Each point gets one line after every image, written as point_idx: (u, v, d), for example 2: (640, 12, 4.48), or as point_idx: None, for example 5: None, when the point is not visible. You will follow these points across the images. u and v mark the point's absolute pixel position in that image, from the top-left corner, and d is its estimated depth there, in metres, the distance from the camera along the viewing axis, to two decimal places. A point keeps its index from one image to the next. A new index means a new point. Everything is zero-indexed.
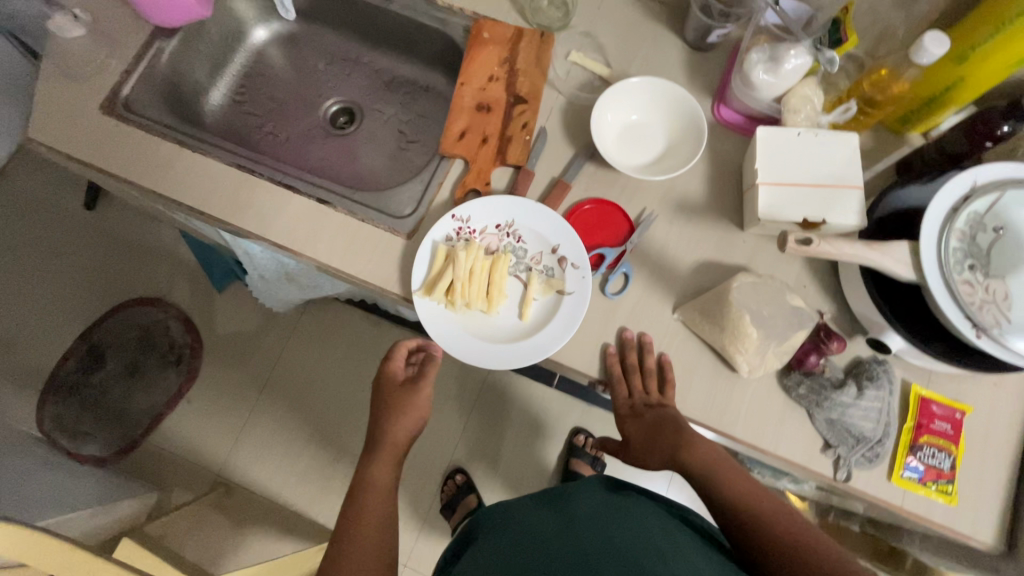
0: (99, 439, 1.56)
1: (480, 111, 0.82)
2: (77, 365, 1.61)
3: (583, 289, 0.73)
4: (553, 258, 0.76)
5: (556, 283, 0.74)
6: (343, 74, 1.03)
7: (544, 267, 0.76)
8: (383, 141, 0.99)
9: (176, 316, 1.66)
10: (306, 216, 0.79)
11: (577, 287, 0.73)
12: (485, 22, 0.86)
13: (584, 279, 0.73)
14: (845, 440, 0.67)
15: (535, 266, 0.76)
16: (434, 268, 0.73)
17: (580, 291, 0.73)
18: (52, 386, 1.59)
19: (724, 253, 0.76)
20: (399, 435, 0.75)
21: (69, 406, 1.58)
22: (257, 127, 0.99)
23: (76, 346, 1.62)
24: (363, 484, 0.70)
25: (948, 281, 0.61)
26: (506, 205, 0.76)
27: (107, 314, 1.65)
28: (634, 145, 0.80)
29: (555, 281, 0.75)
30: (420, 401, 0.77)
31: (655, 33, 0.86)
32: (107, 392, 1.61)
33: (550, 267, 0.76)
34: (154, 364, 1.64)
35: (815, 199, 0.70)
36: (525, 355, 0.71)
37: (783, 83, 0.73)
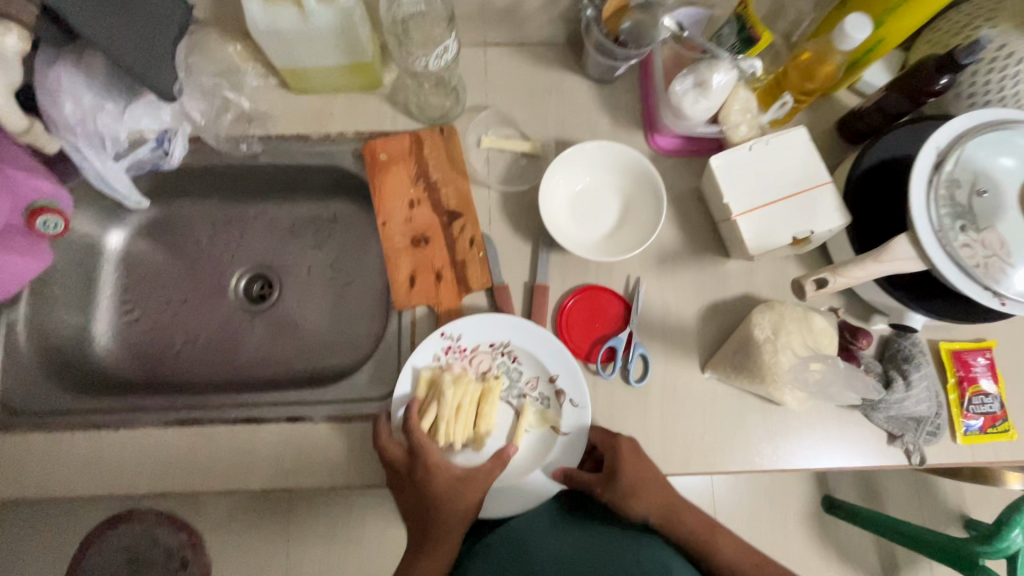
0: None
1: (418, 246, 0.73)
2: None
3: (580, 429, 0.66)
4: (549, 385, 0.68)
5: (551, 418, 0.68)
6: (236, 237, 0.89)
7: (539, 394, 0.69)
8: (317, 295, 0.86)
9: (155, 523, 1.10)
10: (285, 442, 0.68)
11: (573, 427, 0.66)
12: (376, 141, 0.75)
13: (582, 418, 0.66)
14: (906, 427, 0.68)
15: (531, 394, 0.69)
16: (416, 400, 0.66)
17: (575, 434, 0.66)
18: None
19: (724, 289, 0.73)
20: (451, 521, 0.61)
21: None
22: (167, 342, 0.83)
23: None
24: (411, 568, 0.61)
25: (954, 254, 0.58)
26: (498, 323, 0.68)
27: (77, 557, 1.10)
28: (591, 215, 0.73)
29: (551, 414, 0.68)
30: (468, 492, 0.61)
31: (557, 80, 0.78)
32: None
33: (547, 396, 0.68)
34: None
35: (795, 212, 0.67)
36: (546, 492, 0.65)
37: (715, 105, 0.68)
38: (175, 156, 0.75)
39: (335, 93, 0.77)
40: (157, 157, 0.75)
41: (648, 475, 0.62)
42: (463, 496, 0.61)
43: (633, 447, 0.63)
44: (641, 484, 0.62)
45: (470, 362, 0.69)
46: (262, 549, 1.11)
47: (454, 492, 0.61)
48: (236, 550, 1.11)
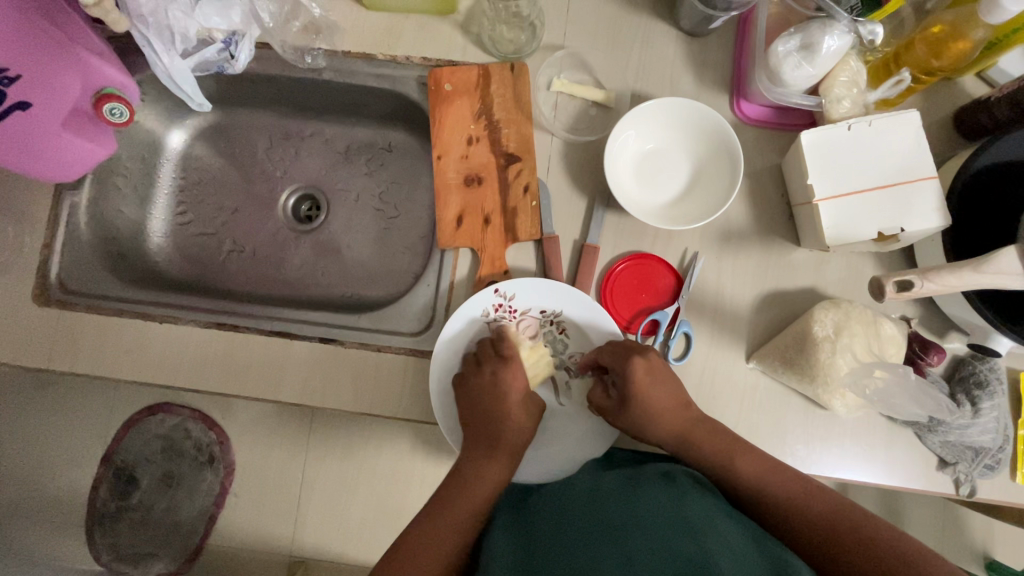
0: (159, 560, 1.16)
1: (470, 186, 0.70)
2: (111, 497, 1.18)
3: None
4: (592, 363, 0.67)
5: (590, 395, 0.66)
6: (291, 154, 0.88)
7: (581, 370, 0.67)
8: (363, 224, 0.86)
9: (193, 416, 1.18)
10: (314, 363, 0.69)
11: None
12: (442, 69, 0.71)
13: None
14: (963, 455, 0.63)
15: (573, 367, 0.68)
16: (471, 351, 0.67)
17: None
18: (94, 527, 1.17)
19: (787, 279, 0.67)
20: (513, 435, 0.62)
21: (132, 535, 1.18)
22: (216, 247, 0.85)
23: (101, 473, 1.17)
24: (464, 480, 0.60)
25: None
26: (556, 292, 0.65)
27: (118, 435, 1.18)
28: (656, 179, 0.69)
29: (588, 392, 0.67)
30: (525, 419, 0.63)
31: (644, 26, 0.71)
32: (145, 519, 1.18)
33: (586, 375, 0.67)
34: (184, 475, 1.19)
35: (888, 209, 0.60)
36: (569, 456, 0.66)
37: (820, 73, 0.60)
38: (240, 61, 0.73)
39: (408, 12, 0.73)
40: (223, 59, 0.73)
41: (678, 387, 0.62)
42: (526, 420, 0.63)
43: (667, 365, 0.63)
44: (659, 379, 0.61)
45: (518, 322, 0.67)
46: (280, 461, 1.15)
47: (522, 421, 0.63)
48: (260, 456, 1.15)
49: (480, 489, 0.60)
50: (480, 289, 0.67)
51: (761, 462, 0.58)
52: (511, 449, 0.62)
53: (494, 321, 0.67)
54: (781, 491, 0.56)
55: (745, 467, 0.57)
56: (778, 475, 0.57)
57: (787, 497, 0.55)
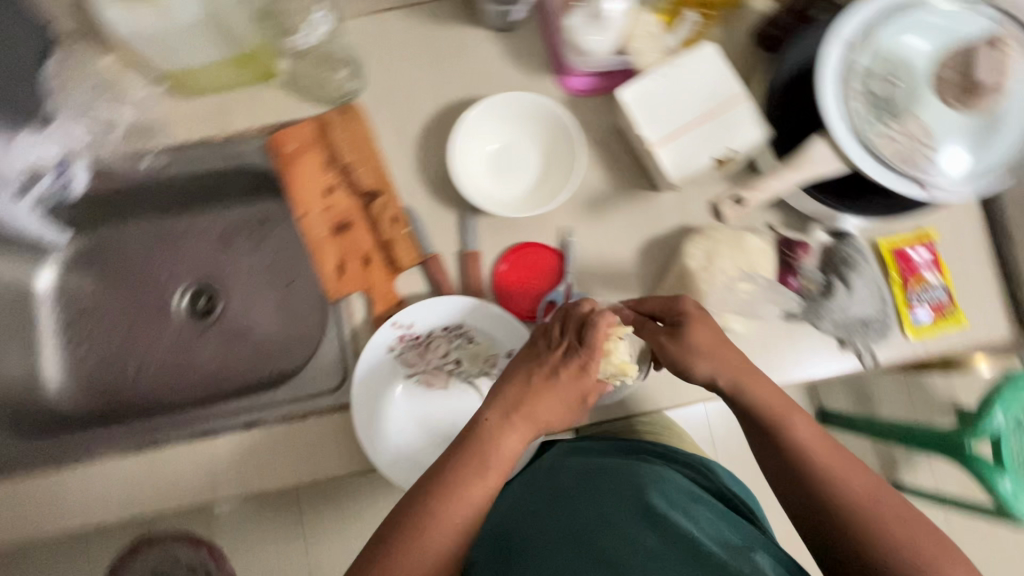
0: None
1: (342, 234, 0.71)
2: None
3: None
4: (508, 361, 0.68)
5: None
6: (170, 256, 0.87)
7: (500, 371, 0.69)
8: (262, 301, 0.85)
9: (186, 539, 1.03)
10: (242, 452, 0.68)
11: None
12: (280, 132, 0.72)
13: None
14: (855, 331, 0.68)
15: (491, 372, 0.69)
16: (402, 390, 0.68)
17: None
18: None
19: (658, 224, 0.71)
20: (546, 412, 0.54)
21: None
22: (120, 370, 0.83)
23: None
24: (479, 460, 0.51)
25: (862, 138, 0.58)
26: (449, 307, 0.67)
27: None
28: (509, 173, 0.72)
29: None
30: (563, 407, 0.55)
31: (457, 35, 0.74)
32: None
33: None
34: None
35: (715, 135, 0.64)
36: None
37: (615, 33, 0.64)
38: (76, 185, 0.76)
39: (231, 88, 0.73)
40: (58, 189, 0.75)
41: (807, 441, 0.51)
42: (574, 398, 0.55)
43: (819, 439, 0.51)
44: (775, 397, 0.53)
45: (426, 347, 0.68)
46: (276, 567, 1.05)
47: (574, 401, 0.55)
48: None
49: (494, 472, 0.52)
50: (379, 328, 0.68)
51: (812, 435, 0.52)
52: (546, 416, 0.54)
53: (401, 353, 0.68)
54: (847, 479, 0.49)
55: (800, 432, 0.51)
56: (854, 474, 0.49)
57: (849, 499, 0.48)
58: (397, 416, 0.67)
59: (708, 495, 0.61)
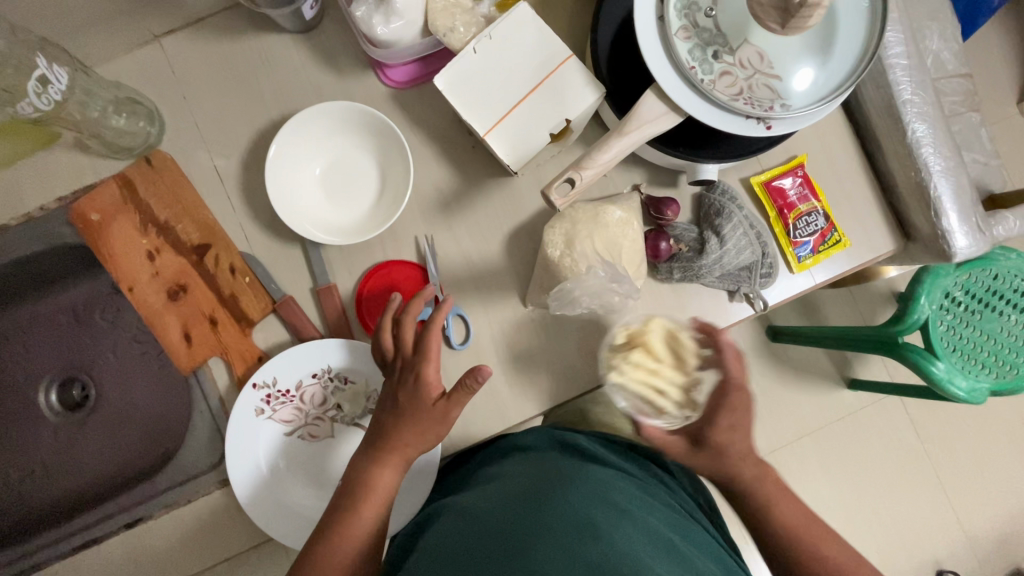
0: None
1: (180, 298, 0.64)
2: None
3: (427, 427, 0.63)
4: None
5: None
6: (26, 351, 0.80)
7: None
8: (137, 374, 0.79)
9: None
10: (133, 550, 0.63)
11: None
12: (79, 201, 0.64)
13: None
14: (739, 279, 0.64)
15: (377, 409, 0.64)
16: (286, 448, 0.63)
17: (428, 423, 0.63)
18: None
19: (521, 209, 0.66)
20: (411, 441, 0.54)
21: None
22: (4, 485, 0.77)
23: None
24: (361, 488, 0.52)
25: (695, 85, 0.53)
26: (311, 351, 0.62)
27: None
28: (347, 192, 0.65)
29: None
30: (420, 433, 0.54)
31: (256, 47, 0.65)
32: None
33: None
34: None
35: (546, 107, 0.58)
36: (418, 490, 0.62)
37: (412, 17, 0.57)
38: None
39: (14, 163, 0.64)
40: None
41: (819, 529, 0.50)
42: (423, 429, 0.54)
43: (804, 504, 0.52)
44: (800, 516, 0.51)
45: (299, 400, 0.63)
46: None
47: (440, 416, 0.54)
48: None
49: (378, 490, 0.52)
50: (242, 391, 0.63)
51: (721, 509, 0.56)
52: (410, 444, 0.54)
53: (274, 413, 0.63)
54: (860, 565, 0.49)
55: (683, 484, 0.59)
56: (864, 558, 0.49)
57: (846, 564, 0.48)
58: (286, 478, 0.63)
59: (669, 509, 0.51)
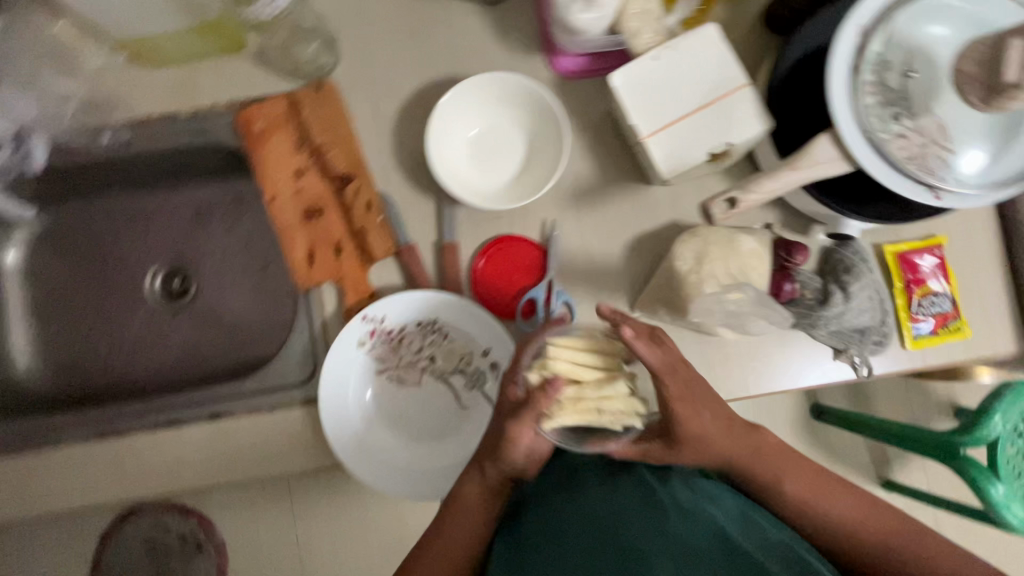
0: None
1: (314, 220, 0.67)
2: None
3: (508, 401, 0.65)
4: (484, 359, 0.66)
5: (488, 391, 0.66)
6: (142, 235, 0.84)
7: (475, 369, 0.66)
8: (237, 281, 0.83)
9: (178, 514, 1.12)
10: (208, 442, 0.66)
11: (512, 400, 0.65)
12: (247, 108, 0.67)
13: None
14: (851, 339, 0.64)
15: (467, 369, 0.66)
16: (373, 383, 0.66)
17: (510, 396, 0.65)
18: None
19: (649, 219, 0.68)
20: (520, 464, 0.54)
21: None
22: (91, 352, 0.81)
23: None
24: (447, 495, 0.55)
25: (874, 140, 0.53)
26: (423, 300, 0.64)
27: (102, 552, 1.12)
28: (492, 161, 0.67)
29: (485, 389, 0.66)
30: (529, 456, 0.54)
31: (443, 9, 0.69)
32: None
33: (481, 373, 0.66)
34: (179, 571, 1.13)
35: (711, 127, 0.59)
36: None
37: (609, 11, 0.58)
38: (37, 157, 0.69)
39: (199, 59, 0.68)
40: (18, 160, 0.70)
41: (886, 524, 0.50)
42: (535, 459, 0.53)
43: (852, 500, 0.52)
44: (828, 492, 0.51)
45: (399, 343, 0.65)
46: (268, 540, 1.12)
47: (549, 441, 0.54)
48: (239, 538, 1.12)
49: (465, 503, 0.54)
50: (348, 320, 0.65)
51: None
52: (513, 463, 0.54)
53: (372, 348, 0.65)
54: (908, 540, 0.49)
55: None
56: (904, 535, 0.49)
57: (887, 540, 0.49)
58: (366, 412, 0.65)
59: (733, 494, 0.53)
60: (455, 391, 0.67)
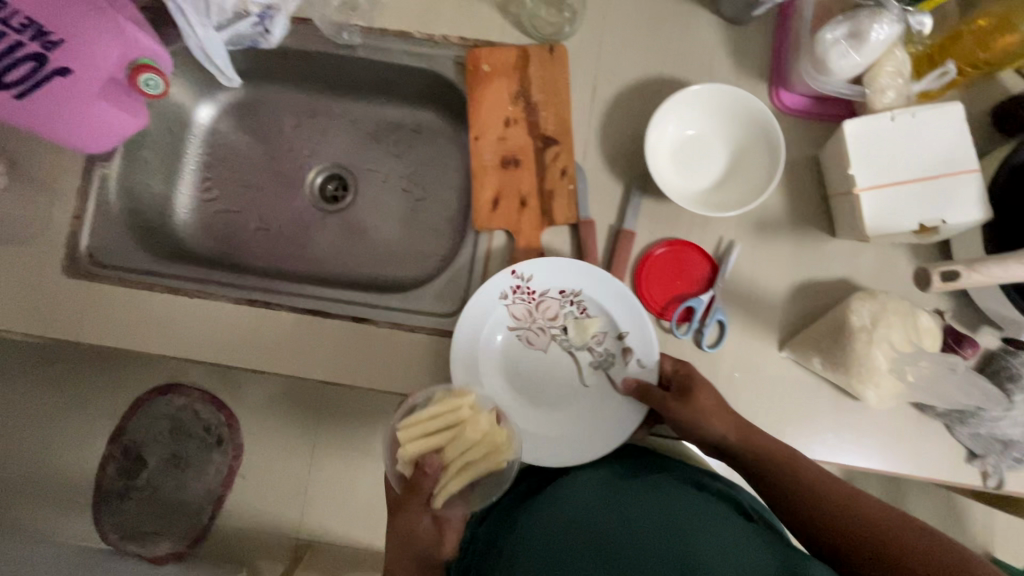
0: (168, 535, 1.25)
1: (507, 169, 0.70)
2: (119, 469, 1.28)
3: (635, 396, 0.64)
4: (615, 340, 0.67)
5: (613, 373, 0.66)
6: (318, 134, 0.88)
7: (603, 349, 0.67)
8: (390, 205, 0.86)
9: (201, 398, 1.31)
10: (344, 341, 0.68)
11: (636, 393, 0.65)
12: (480, 49, 0.71)
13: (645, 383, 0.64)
14: (992, 447, 0.63)
15: (594, 346, 0.67)
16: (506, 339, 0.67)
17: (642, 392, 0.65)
18: (103, 498, 1.26)
19: (822, 269, 0.68)
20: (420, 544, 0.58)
21: (126, 510, 1.27)
22: (242, 225, 0.85)
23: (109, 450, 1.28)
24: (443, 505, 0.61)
25: None
26: (573, 270, 0.65)
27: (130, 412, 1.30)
28: (693, 166, 0.69)
29: (611, 372, 0.67)
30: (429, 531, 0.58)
31: (687, 14, 0.71)
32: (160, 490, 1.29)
33: (608, 354, 0.67)
34: (194, 448, 1.30)
35: (929, 199, 0.60)
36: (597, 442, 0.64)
37: (865, 62, 0.60)
38: (275, 35, 0.73)
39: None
40: (257, 33, 0.73)
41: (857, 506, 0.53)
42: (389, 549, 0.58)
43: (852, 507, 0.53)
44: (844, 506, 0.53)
45: (537, 306, 0.67)
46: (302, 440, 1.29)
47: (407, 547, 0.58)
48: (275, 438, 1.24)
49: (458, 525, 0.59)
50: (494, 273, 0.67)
51: None
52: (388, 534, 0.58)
53: (511, 305, 0.67)
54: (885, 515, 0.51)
55: None
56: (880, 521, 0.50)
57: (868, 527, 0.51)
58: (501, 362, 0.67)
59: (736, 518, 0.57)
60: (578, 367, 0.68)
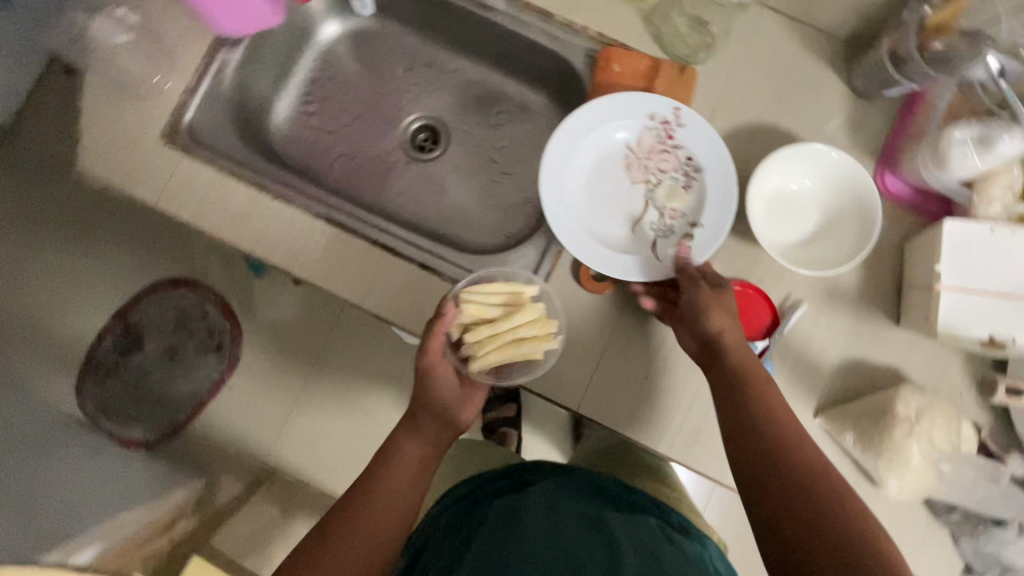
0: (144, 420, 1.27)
1: None
2: (113, 346, 1.29)
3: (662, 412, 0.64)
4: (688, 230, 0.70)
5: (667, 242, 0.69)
6: (427, 83, 0.90)
7: (671, 229, 0.71)
8: (474, 170, 0.87)
9: (213, 301, 1.31)
10: (404, 283, 0.69)
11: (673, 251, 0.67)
12: (615, 48, 0.72)
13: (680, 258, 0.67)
14: (989, 567, 0.66)
15: (669, 215, 0.71)
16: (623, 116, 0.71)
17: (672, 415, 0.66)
18: (88, 368, 1.27)
19: (877, 352, 0.69)
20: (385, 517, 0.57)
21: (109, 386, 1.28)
22: (329, 146, 0.86)
23: (109, 325, 1.29)
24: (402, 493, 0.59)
25: None
26: (718, 152, 0.68)
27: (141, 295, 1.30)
28: (786, 219, 0.70)
29: (665, 241, 0.70)
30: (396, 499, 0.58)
31: (818, 75, 0.73)
32: (148, 375, 1.31)
33: (675, 231, 0.70)
34: (190, 347, 1.31)
35: (1004, 315, 0.61)
36: None
37: (983, 167, 0.61)
38: None
39: None
40: None
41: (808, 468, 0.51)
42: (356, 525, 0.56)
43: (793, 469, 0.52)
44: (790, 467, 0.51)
45: (663, 149, 0.71)
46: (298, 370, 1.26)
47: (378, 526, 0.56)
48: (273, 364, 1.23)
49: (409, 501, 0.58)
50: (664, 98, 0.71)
51: None
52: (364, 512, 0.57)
53: (650, 127, 0.71)
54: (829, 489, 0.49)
55: None
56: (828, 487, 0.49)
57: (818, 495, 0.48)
58: None
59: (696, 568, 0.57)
60: (647, 207, 0.72)
